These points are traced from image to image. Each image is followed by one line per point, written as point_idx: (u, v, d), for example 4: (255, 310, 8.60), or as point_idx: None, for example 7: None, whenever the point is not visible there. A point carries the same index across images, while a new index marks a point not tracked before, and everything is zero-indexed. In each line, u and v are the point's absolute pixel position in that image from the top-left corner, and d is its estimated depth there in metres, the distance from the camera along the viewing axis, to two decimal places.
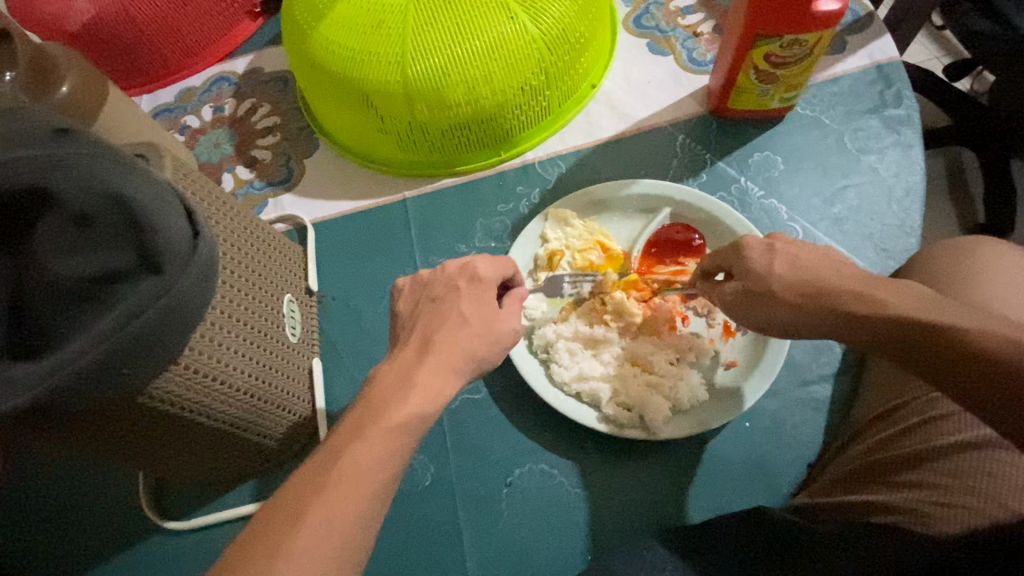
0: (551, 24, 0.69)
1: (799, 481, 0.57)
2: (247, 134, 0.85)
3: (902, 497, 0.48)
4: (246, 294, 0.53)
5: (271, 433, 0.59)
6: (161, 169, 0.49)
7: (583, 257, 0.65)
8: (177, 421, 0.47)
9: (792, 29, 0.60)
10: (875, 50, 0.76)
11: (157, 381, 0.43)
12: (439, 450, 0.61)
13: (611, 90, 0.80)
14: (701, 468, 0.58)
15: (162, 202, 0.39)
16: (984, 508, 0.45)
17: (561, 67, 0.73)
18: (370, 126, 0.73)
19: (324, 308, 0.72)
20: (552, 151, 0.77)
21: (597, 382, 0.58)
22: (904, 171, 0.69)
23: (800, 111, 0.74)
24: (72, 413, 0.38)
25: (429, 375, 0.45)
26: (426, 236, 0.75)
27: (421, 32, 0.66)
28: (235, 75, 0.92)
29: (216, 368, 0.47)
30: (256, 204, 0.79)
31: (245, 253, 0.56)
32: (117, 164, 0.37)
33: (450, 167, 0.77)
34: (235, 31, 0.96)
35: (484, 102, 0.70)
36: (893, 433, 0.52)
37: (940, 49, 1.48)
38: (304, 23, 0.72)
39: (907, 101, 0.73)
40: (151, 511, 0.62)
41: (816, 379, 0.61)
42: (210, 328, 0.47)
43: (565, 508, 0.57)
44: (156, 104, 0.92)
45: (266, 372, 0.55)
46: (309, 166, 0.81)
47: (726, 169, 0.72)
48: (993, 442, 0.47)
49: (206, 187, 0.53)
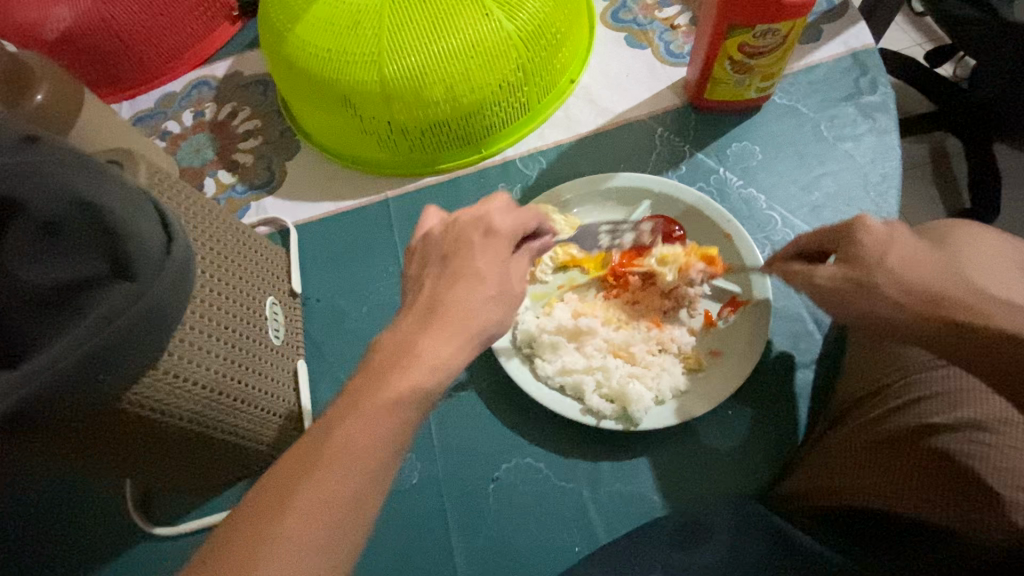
0: (527, 20, 0.69)
1: (783, 467, 0.58)
2: (228, 138, 0.85)
3: (884, 482, 0.48)
4: (226, 299, 0.53)
5: (255, 436, 0.58)
6: (136, 175, 0.49)
7: (564, 251, 0.66)
8: (159, 427, 0.47)
9: (765, 18, 0.60)
10: (850, 38, 0.77)
11: (135, 387, 0.43)
12: (427, 448, 0.61)
13: (589, 84, 0.80)
14: (685, 457, 0.58)
15: (132, 207, 0.39)
16: (966, 490, 0.45)
17: (538, 63, 0.73)
18: (350, 127, 0.73)
19: (309, 310, 0.72)
20: (533, 147, 0.77)
21: (581, 375, 0.58)
22: (881, 157, 0.70)
23: (777, 101, 0.74)
24: (47, 422, 0.38)
25: (449, 376, 0.43)
26: (409, 235, 0.75)
27: (398, 31, 0.66)
28: (215, 79, 0.92)
29: (196, 373, 0.47)
30: (238, 207, 0.79)
31: (224, 257, 0.56)
32: (90, 173, 0.38)
33: (430, 166, 0.77)
34: (213, 35, 0.95)
35: (463, 100, 0.70)
36: (875, 417, 0.52)
37: (922, 36, 1.49)
38: (281, 25, 0.72)
39: (882, 87, 0.73)
40: (140, 518, 0.62)
41: (798, 365, 0.61)
42: (190, 333, 0.47)
43: (552, 501, 0.58)
44: (136, 110, 0.91)
45: (249, 375, 0.55)
46: (290, 168, 0.81)
47: (705, 161, 0.73)
48: (970, 423, 0.48)
49: (182, 192, 0.53)
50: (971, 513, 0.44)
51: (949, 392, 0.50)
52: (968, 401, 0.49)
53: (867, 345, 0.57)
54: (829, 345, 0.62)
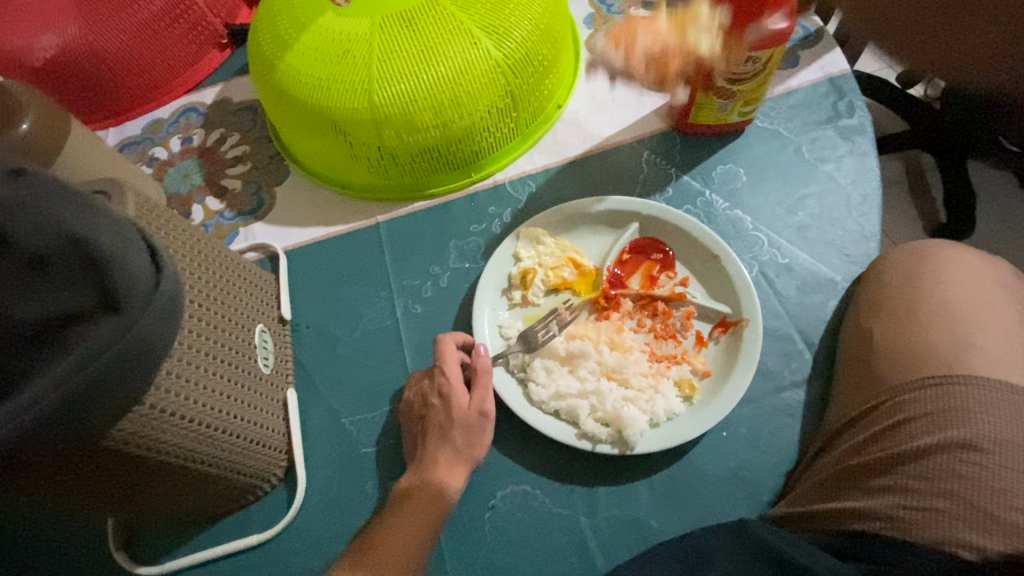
0: (514, 48, 0.70)
1: (778, 488, 0.57)
2: (216, 164, 0.85)
3: (878, 504, 0.46)
4: (214, 328, 0.52)
5: (242, 468, 0.57)
6: (123, 206, 0.48)
7: (555, 274, 0.66)
8: (144, 464, 0.46)
9: (745, 48, 0.62)
10: (828, 63, 0.79)
11: (121, 423, 0.42)
12: (456, 507, 0.58)
13: (576, 109, 0.81)
14: (684, 483, 0.58)
15: (120, 239, 0.38)
16: (956, 510, 0.43)
17: (525, 89, 0.74)
18: (339, 153, 0.74)
19: (298, 337, 0.71)
20: (521, 171, 0.78)
21: (574, 400, 0.58)
22: (861, 178, 0.72)
23: (759, 124, 0.76)
24: (29, 463, 0.37)
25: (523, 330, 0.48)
26: (401, 259, 0.75)
27: (388, 60, 0.67)
28: (203, 106, 0.92)
29: (182, 407, 0.47)
30: (226, 233, 0.79)
31: (212, 284, 0.55)
32: (75, 204, 0.37)
33: (421, 191, 0.78)
34: (201, 62, 0.96)
35: (452, 126, 0.71)
36: (865, 437, 0.51)
37: None
38: (270, 54, 0.72)
39: (860, 111, 0.76)
40: (122, 556, 0.59)
41: (789, 385, 0.62)
42: (177, 365, 0.46)
43: (549, 528, 0.57)
44: (124, 136, 0.91)
45: (237, 405, 0.54)
46: (278, 194, 0.81)
47: (692, 183, 0.74)
48: (961, 443, 0.46)
49: (170, 221, 0.53)
50: (976, 535, 0.42)
51: (939, 412, 0.48)
52: (959, 420, 0.47)
53: (856, 364, 0.58)
54: (818, 362, 0.63)
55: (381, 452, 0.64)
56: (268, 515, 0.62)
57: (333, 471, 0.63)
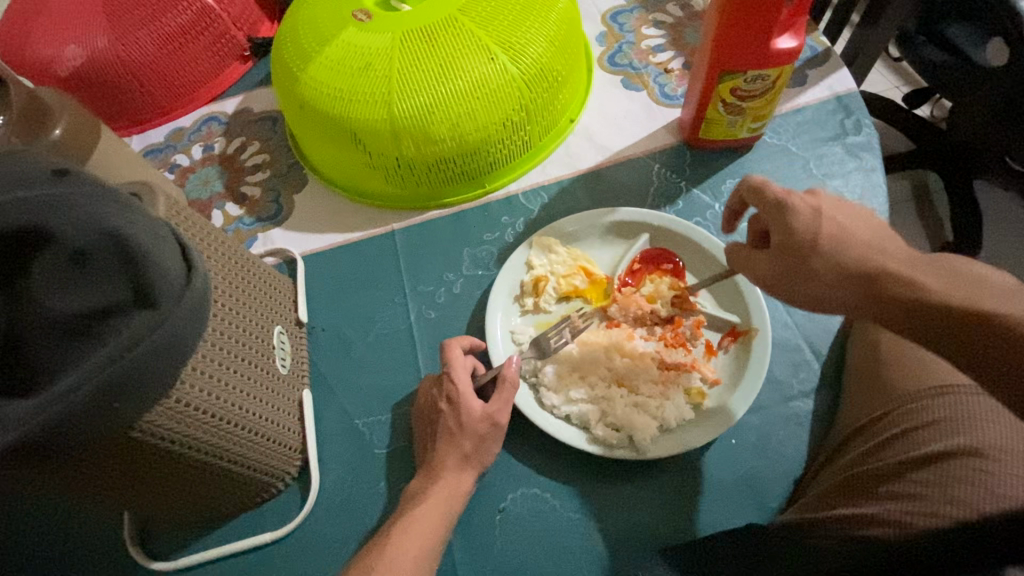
0: (530, 63, 0.73)
1: (786, 497, 0.58)
2: (236, 171, 0.88)
3: (885, 510, 0.46)
4: (236, 327, 0.54)
5: (256, 466, 0.58)
6: (154, 207, 0.50)
7: (567, 283, 0.68)
8: (166, 456, 0.47)
9: (754, 66, 0.64)
10: (834, 83, 0.81)
11: (148, 415, 0.43)
12: (466, 509, 0.59)
13: (588, 124, 0.84)
14: (692, 490, 0.58)
15: (156, 238, 0.40)
16: (961, 514, 0.44)
17: (539, 103, 0.77)
18: (358, 162, 0.76)
19: (314, 340, 0.72)
20: (534, 183, 0.80)
21: (585, 405, 0.59)
22: (868, 194, 0.73)
23: (768, 140, 0.78)
24: (61, 451, 0.38)
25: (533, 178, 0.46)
26: (415, 266, 0.76)
27: (408, 73, 0.70)
28: (225, 115, 0.95)
29: (205, 402, 0.48)
30: (244, 238, 0.81)
31: (234, 284, 0.57)
32: (115, 204, 0.39)
33: (436, 200, 0.80)
34: (225, 74, 0.99)
35: (468, 137, 0.73)
36: (871, 447, 0.52)
37: (899, 79, 1.57)
38: (293, 66, 0.75)
39: (866, 128, 0.78)
40: (137, 551, 0.60)
41: (797, 395, 0.62)
42: (202, 361, 0.48)
43: (557, 532, 0.57)
44: (147, 144, 0.94)
45: (255, 404, 0.55)
46: (297, 202, 0.83)
47: (701, 197, 0.76)
48: (967, 451, 0.47)
49: (197, 223, 0.54)
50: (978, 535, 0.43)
51: (945, 421, 0.49)
52: (964, 430, 0.48)
53: (864, 375, 0.59)
54: (827, 373, 0.63)
55: (392, 454, 0.65)
56: (280, 514, 0.63)
57: (345, 472, 0.64)
